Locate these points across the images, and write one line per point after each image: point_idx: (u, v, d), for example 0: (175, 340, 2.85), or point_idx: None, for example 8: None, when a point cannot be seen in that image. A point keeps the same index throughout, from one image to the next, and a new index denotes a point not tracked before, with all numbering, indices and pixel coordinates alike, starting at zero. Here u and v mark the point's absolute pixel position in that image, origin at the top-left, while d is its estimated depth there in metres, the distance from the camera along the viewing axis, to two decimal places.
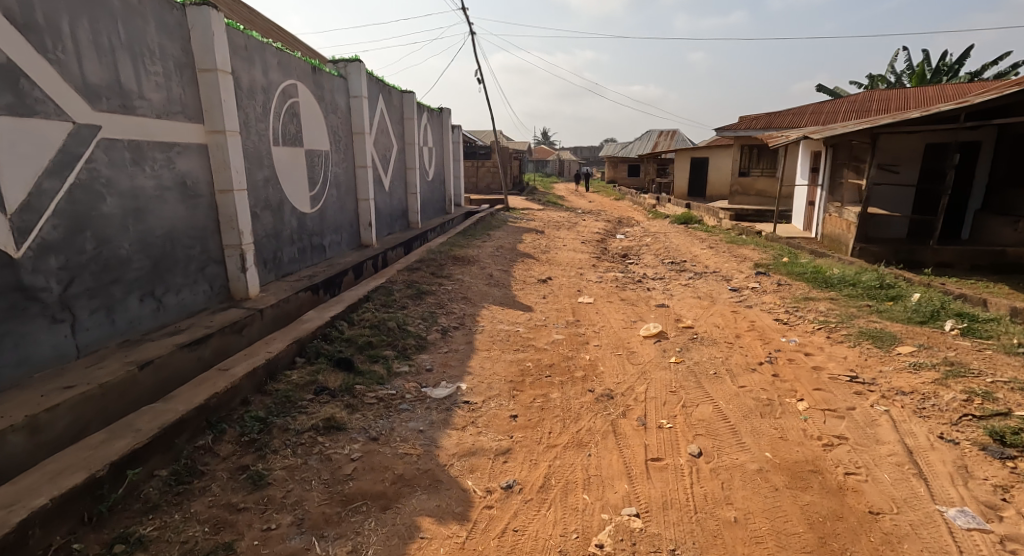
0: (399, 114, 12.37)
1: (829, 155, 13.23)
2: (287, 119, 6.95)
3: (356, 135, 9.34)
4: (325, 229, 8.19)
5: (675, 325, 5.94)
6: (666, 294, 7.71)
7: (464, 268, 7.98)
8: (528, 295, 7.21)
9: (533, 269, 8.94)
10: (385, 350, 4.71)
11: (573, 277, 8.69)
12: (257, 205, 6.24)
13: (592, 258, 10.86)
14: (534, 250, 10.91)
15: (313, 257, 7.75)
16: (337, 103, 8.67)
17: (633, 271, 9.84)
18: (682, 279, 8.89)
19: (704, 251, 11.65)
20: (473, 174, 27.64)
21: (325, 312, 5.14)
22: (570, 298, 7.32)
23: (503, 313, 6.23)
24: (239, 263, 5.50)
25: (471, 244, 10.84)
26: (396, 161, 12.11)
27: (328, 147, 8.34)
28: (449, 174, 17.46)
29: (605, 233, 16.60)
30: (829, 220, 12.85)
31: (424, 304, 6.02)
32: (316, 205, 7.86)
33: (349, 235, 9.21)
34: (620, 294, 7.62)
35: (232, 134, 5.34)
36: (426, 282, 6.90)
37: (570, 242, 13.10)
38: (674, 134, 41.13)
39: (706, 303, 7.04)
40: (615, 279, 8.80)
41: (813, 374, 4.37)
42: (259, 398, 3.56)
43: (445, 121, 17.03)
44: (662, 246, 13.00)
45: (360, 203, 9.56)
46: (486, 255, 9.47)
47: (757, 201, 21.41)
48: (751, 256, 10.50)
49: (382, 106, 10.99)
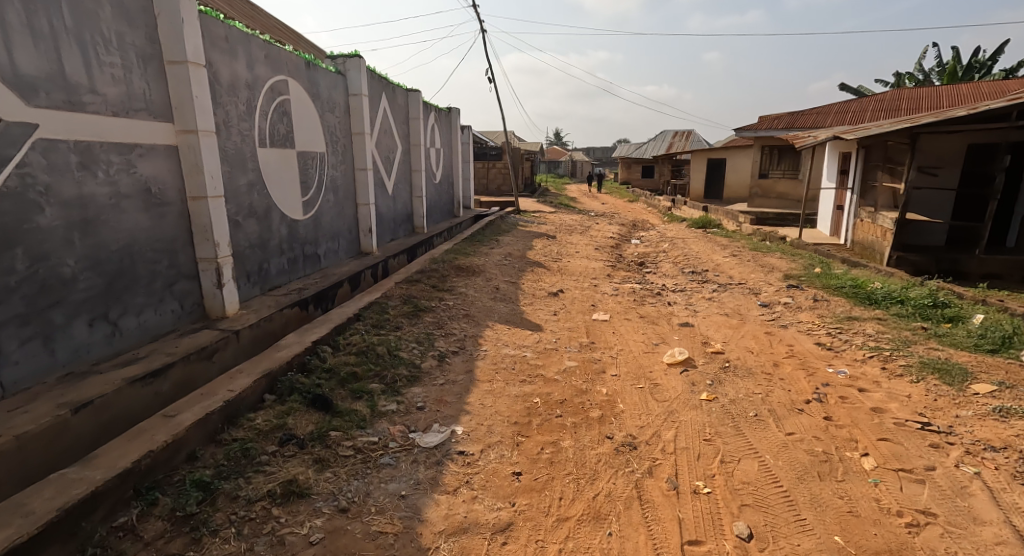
0: (404, 114, 11.81)
1: (862, 156, 12.43)
2: (276, 118, 6.38)
3: (356, 136, 8.77)
4: (320, 237, 7.61)
5: (702, 349, 5.28)
6: (689, 310, 7.04)
7: (469, 280, 7.38)
8: (538, 312, 6.58)
9: (544, 280, 8.32)
10: (371, 383, 4.10)
11: (587, 290, 8.04)
12: (240, 212, 5.66)
13: (606, 267, 10.21)
14: (545, 258, 10.28)
15: (306, 267, 7.17)
16: (334, 101, 8.10)
17: (652, 282, 9.15)
18: (705, 292, 8.20)
19: (726, 259, 10.93)
20: (483, 175, 27.09)
21: (307, 335, 4.54)
22: (584, 314, 6.68)
23: (510, 334, 5.61)
24: (215, 278, 4.93)
25: (479, 251, 10.23)
26: (400, 162, 11.55)
27: (324, 149, 7.78)
28: (458, 175, 16.89)
29: (620, 238, 15.91)
30: (861, 226, 12.06)
31: (422, 324, 5.41)
32: (309, 211, 7.29)
33: (347, 242, 8.63)
34: (638, 310, 6.96)
35: (206, 134, 4.77)
36: (425, 297, 6.30)
37: (583, 248, 12.46)
38: (690, 135, 40.27)
39: (735, 322, 6.34)
40: (633, 292, 8.13)
41: (874, 418, 3.69)
42: (210, 452, 2.96)
43: (453, 121, 16.46)
44: (680, 253, 12.29)
45: (360, 208, 8.99)
46: (494, 264, 8.85)
47: (778, 203, 20.56)
48: (778, 265, 9.77)
49: (385, 105, 10.43)
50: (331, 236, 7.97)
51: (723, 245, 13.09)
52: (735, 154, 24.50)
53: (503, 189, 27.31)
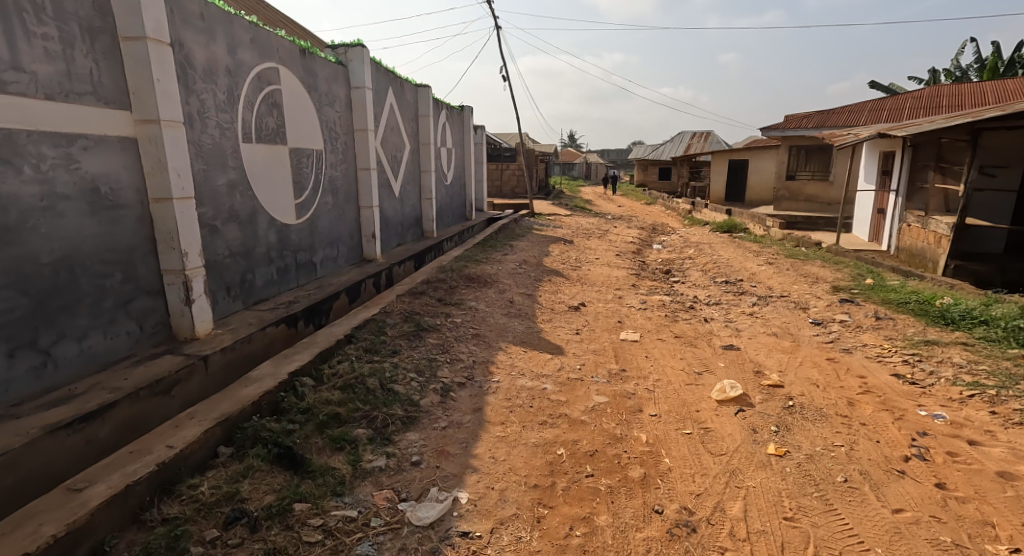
0: (413, 111, 11.11)
1: (908, 156, 11.47)
2: (264, 110, 5.65)
3: (358, 132, 8.04)
4: (316, 243, 6.89)
5: (756, 381, 4.43)
6: (730, 329, 6.19)
7: (481, 292, 6.61)
8: (560, 331, 5.78)
9: (564, 292, 7.53)
10: (357, 428, 3.32)
11: (611, 303, 7.23)
12: (219, 216, 4.93)
13: (631, 275, 9.38)
14: (563, 266, 9.49)
15: (300, 277, 6.45)
16: (333, 94, 7.38)
17: (682, 294, 8.31)
18: (743, 307, 7.34)
19: (761, 267, 10.03)
20: (497, 177, 26.39)
21: (286, 364, 3.79)
22: (611, 334, 5.87)
23: (528, 359, 4.82)
24: (182, 294, 4.18)
25: (492, 258, 9.46)
26: (408, 162, 10.84)
27: (322, 146, 7.05)
28: (470, 177, 16.16)
29: (640, 243, 15.07)
30: (909, 232, 11.24)
31: (424, 347, 4.64)
32: (303, 215, 6.56)
33: (348, 248, 7.91)
34: (671, 328, 6.12)
35: (172, 124, 4.01)
36: (431, 313, 5.54)
37: (603, 254, 11.66)
38: (708, 136, 39.39)
39: (788, 345, 5.48)
40: (663, 306, 7.29)
41: (1004, 490, 2.83)
42: (126, 542, 2.23)
43: (466, 120, 15.77)
44: (709, 259, 11.42)
45: (363, 211, 8.27)
46: (507, 273, 8.08)
47: (806, 207, 19.53)
48: (821, 275, 8.87)
49: (391, 100, 9.72)
50: (328, 242, 7.25)
51: (755, 251, 12.17)
52: (759, 155, 23.48)
53: (517, 191, 26.57)
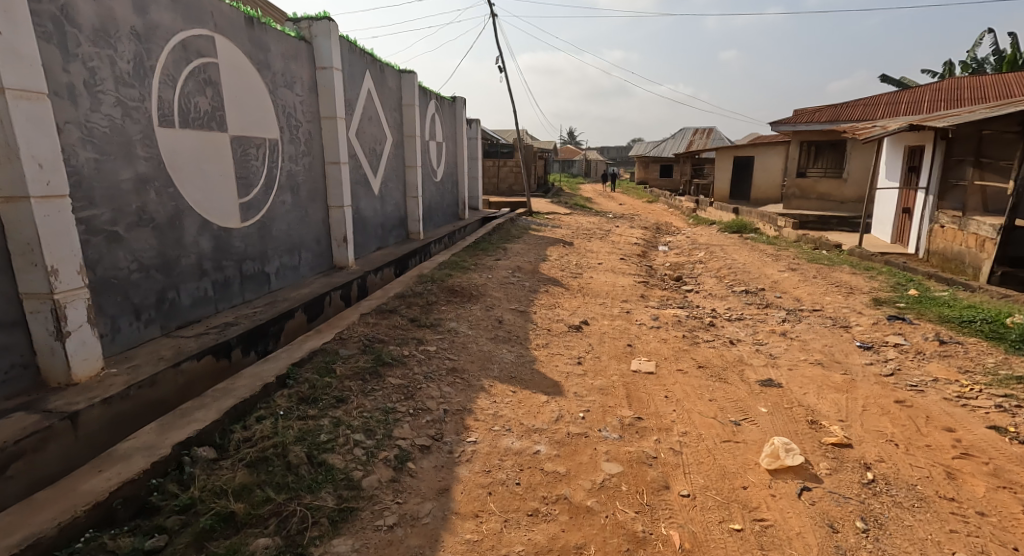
0: (395, 100, 10.02)
1: (940, 151, 10.52)
2: (193, 87, 4.56)
3: (325, 120, 6.95)
4: (269, 250, 5.82)
5: (815, 438, 3.37)
6: (763, 355, 5.16)
7: (464, 310, 5.54)
8: (559, 361, 4.72)
9: (563, 306, 6.48)
10: (258, 537, 2.28)
11: (619, 321, 6.20)
12: (124, 219, 3.87)
13: (638, 284, 8.36)
14: (563, 273, 8.46)
15: (248, 292, 5.38)
16: (293, 75, 6.27)
17: (698, 308, 7.30)
18: (772, 325, 6.31)
19: (783, 274, 9.03)
20: (494, 173, 25.38)
21: (176, 428, 2.73)
22: (621, 364, 4.83)
23: (519, 405, 3.77)
24: (51, 325, 3.11)
25: (483, 264, 8.40)
26: (390, 156, 9.75)
27: (277, 135, 5.96)
28: (463, 173, 15.11)
29: (645, 244, 14.05)
30: (943, 234, 10.30)
31: (382, 392, 3.57)
32: (251, 216, 5.48)
33: (313, 255, 6.83)
34: (692, 354, 5.09)
35: (29, 95, 2.95)
36: (399, 341, 4.47)
37: (605, 258, 10.64)
38: (710, 133, 38.45)
39: (840, 379, 4.44)
40: (679, 325, 6.26)
41: None
42: None
43: (457, 113, 14.71)
44: (722, 264, 10.40)
45: (332, 212, 7.21)
46: (499, 282, 7.04)
47: (818, 205, 18.49)
48: (855, 284, 7.86)
49: (368, 85, 8.61)
50: (287, 248, 6.18)
51: (772, 255, 11.17)
52: (766, 151, 22.31)
53: (515, 188, 25.55)
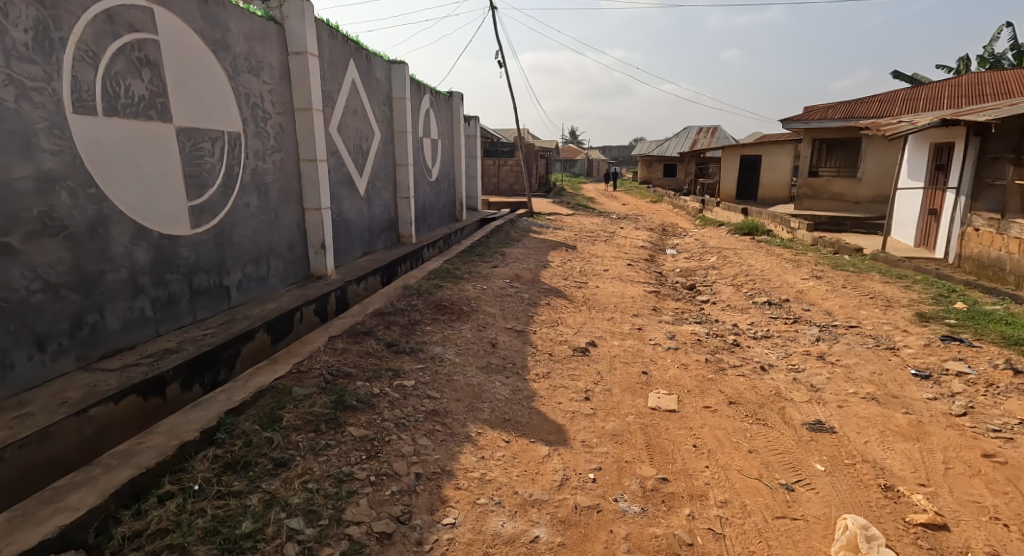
0: (384, 92, 9.25)
1: (974, 148, 9.84)
2: (123, 67, 3.79)
3: (300, 112, 6.17)
4: (229, 259, 5.05)
5: (896, 516, 2.64)
6: (802, 386, 4.40)
7: (452, 330, 4.78)
8: (564, 396, 3.96)
9: (568, 323, 5.72)
10: None
11: (631, 342, 5.44)
12: (19, 227, 3.14)
13: (649, 294, 7.61)
14: (566, 282, 7.71)
15: (201, 309, 4.61)
16: (260, 59, 5.49)
17: (717, 323, 6.55)
18: (805, 346, 5.55)
19: (807, 283, 8.28)
20: (495, 173, 24.62)
21: (28, 526, 1.98)
22: (637, 398, 4.07)
23: (514, 462, 3.01)
24: None
25: (479, 271, 7.63)
26: (378, 154, 8.99)
27: (239, 127, 5.18)
28: (460, 173, 14.36)
29: (652, 247, 13.29)
30: (978, 237, 9.54)
31: (339, 450, 2.80)
32: (206, 222, 4.71)
33: (284, 263, 6.06)
34: (719, 386, 4.33)
35: None
36: (369, 374, 3.70)
37: (612, 263, 9.90)
38: (714, 131, 37.69)
39: (903, 421, 3.68)
40: (700, 345, 5.52)
41: None
42: None
43: (454, 108, 13.93)
44: (737, 271, 9.64)
45: (308, 215, 6.45)
46: (496, 294, 6.29)
47: (831, 206, 17.73)
48: (891, 296, 7.10)
49: (352, 75, 7.84)
50: (251, 256, 5.41)
51: (791, 260, 10.40)
52: (772, 150, 21.50)
53: (516, 188, 24.78)
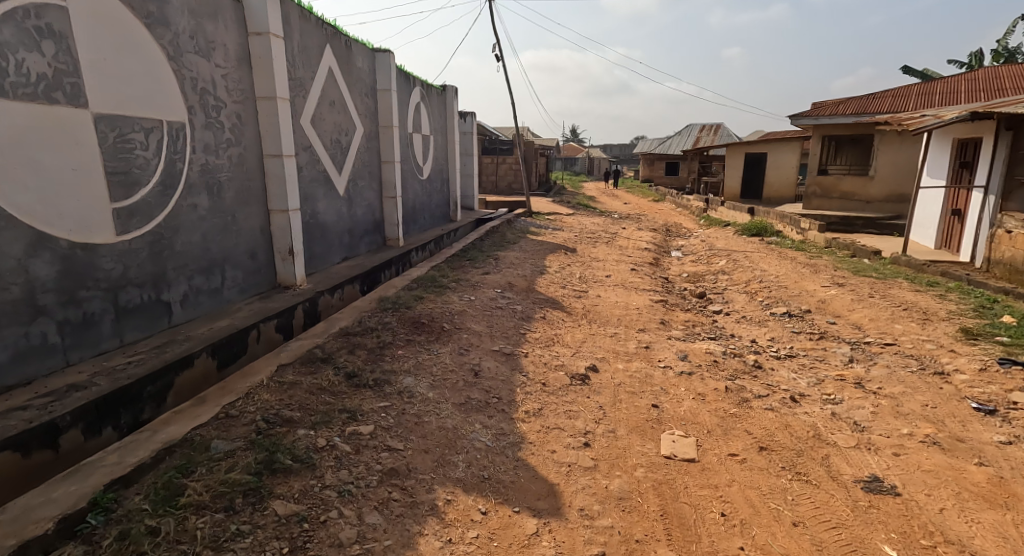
0: (367, 82, 8.51)
1: (1004, 144, 9.28)
2: (13, 36, 3.12)
3: (261, 101, 5.44)
4: (171, 270, 4.33)
5: None
6: (844, 424, 3.67)
7: (428, 355, 4.07)
8: (558, 441, 3.25)
9: (565, 343, 5.01)
10: None
11: (638, 365, 4.73)
12: None
13: (656, 304, 6.89)
14: (564, 290, 7.00)
15: (131, 330, 3.90)
16: (210, 37, 4.75)
17: (734, 339, 5.84)
18: (837, 369, 4.83)
19: (829, 291, 7.57)
20: (493, 171, 23.89)
21: None
22: (648, 442, 3.36)
23: (490, 550, 2.31)
24: None
25: (469, 279, 6.91)
26: (359, 149, 8.26)
27: (184, 116, 4.46)
28: (454, 171, 13.64)
29: (656, 250, 12.57)
30: (1009, 240, 8.82)
31: (250, 543, 2.09)
32: (139, 226, 3.99)
33: (244, 273, 5.33)
34: (745, 425, 3.62)
35: None
36: (316, 418, 2.97)
37: (613, 268, 9.19)
38: (717, 129, 36.97)
39: (981, 479, 2.96)
40: (716, 368, 4.81)
41: None
42: None
43: (447, 103, 13.21)
44: (750, 276, 8.93)
45: (273, 217, 5.73)
46: (485, 307, 5.58)
47: (841, 205, 16.93)
48: (926, 307, 6.40)
49: (328, 62, 7.10)
50: (201, 266, 4.68)
51: (807, 265, 9.69)
52: (778, 148, 20.73)
53: (514, 186, 24.04)
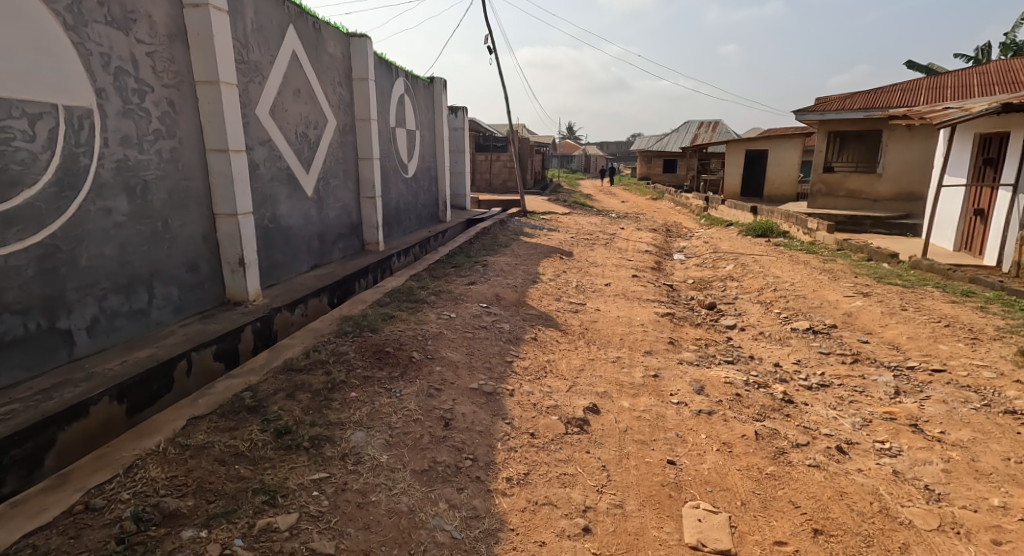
0: (341, 69, 7.68)
1: None
2: None
3: (201, 85, 4.59)
4: (73, 292, 3.54)
5: None
6: (914, 490, 2.89)
7: (388, 399, 3.25)
8: (549, 526, 2.45)
9: (559, 374, 4.20)
10: None
11: (647, 401, 3.93)
12: None
13: (662, 318, 6.12)
14: (559, 303, 6.21)
15: (8, 369, 3.16)
16: (128, 6, 3.92)
17: (753, 363, 5.07)
18: (883, 405, 4.06)
19: (853, 302, 6.81)
20: (487, 169, 23.13)
21: None
22: (667, 524, 2.59)
23: None
24: None
25: (452, 292, 6.10)
26: (331, 144, 7.41)
27: (91, 102, 3.65)
28: (443, 168, 12.81)
29: (657, 252, 11.82)
30: None
31: None
32: (22, 237, 3.24)
33: (181, 290, 4.51)
34: (789, 493, 2.83)
35: None
36: (216, 508, 2.18)
37: (613, 274, 8.41)
38: (716, 126, 36.28)
39: None
40: (740, 404, 4.01)
41: None
42: None
43: (435, 96, 12.39)
44: (762, 283, 8.18)
45: (219, 223, 4.86)
46: (468, 328, 4.78)
47: (848, 204, 16.17)
48: (970, 322, 5.64)
49: (292, 44, 6.26)
50: (118, 283, 3.86)
51: (823, 270, 8.93)
52: (781, 144, 19.97)
53: (508, 185, 23.26)
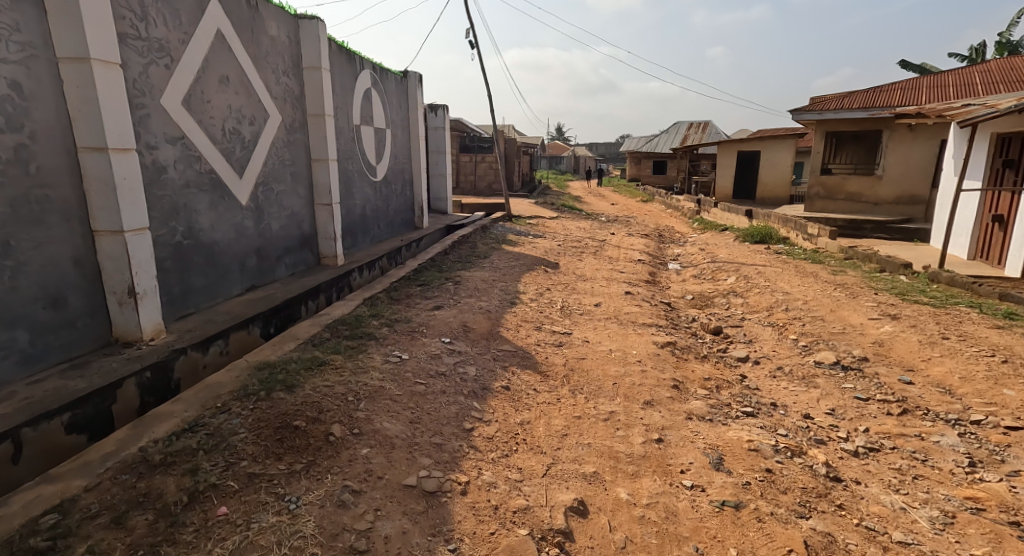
0: (288, 56, 6.58)
1: None
2: None
3: (62, 62, 3.45)
4: None
5: None
6: None
7: (274, 519, 2.20)
8: None
9: (535, 446, 3.16)
10: None
11: (651, 487, 2.92)
12: None
13: (661, 350, 5.10)
14: (538, 333, 5.17)
15: None
16: None
17: (777, 414, 4.07)
18: (959, 487, 3.10)
19: (881, 327, 5.85)
20: (471, 170, 22.07)
21: None
22: None
23: None
24: None
25: (410, 321, 5.02)
26: (273, 142, 6.30)
27: None
28: (419, 170, 11.71)
29: (650, 261, 10.85)
30: None
31: None
32: None
33: (33, 332, 3.43)
34: None
35: None
36: None
37: (601, 290, 7.39)
38: (706, 127, 35.51)
39: None
40: (774, 486, 3.02)
41: None
42: None
43: (410, 91, 11.32)
44: (769, 301, 7.21)
45: (100, 241, 3.71)
46: (418, 377, 3.73)
47: (847, 208, 15.28)
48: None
49: (215, 21, 5.16)
50: None
51: (836, 285, 7.98)
52: (775, 146, 19.12)
53: (494, 187, 22.22)
